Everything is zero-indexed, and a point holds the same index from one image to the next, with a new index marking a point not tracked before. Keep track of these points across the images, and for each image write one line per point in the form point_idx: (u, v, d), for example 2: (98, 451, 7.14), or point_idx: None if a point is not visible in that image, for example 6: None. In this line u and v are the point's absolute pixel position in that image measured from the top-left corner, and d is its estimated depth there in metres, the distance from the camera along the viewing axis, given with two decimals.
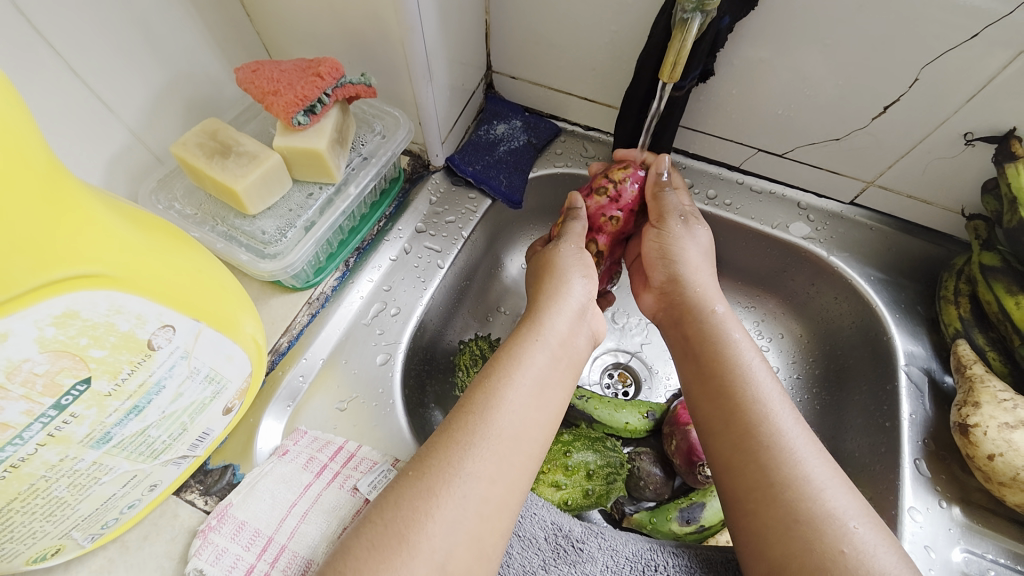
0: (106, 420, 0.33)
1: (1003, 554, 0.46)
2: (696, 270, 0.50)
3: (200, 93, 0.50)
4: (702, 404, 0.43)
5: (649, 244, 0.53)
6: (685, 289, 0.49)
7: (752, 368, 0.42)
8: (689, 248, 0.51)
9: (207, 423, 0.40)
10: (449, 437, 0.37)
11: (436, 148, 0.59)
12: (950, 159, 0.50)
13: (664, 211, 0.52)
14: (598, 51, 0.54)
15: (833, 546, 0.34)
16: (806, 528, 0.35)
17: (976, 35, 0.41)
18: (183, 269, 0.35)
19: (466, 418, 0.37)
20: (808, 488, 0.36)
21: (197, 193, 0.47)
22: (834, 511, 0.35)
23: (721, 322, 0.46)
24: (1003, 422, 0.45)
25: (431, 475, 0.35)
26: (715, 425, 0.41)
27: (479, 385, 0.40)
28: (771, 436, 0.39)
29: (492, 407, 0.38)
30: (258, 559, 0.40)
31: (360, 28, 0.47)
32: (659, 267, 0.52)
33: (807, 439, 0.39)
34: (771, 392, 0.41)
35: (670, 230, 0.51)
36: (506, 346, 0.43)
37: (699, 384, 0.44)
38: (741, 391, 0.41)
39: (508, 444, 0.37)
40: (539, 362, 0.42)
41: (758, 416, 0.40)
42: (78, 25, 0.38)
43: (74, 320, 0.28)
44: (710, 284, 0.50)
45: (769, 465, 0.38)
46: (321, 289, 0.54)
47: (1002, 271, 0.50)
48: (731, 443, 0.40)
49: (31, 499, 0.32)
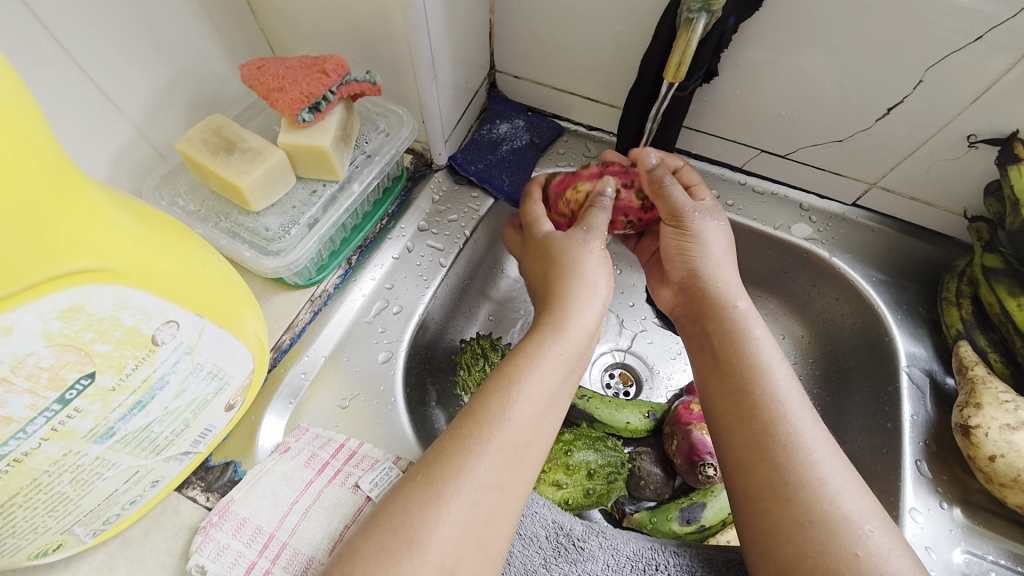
0: (110, 415, 0.33)
1: (1003, 555, 0.46)
2: (718, 265, 0.50)
3: (204, 89, 0.50)
4: (718, 401, 0.43)
5: (666, 242, 0.52)
6: (704, 285, 0.49)
7: (772, 368, 0.42)
8: (711, 244, 0.50)
9: (209, 420, 0.40)
10: (462, 445, 0.36)
11: (439, 147, 0.59)
12: (953, 161, 0.50)
13: (677, 210, 0.49)
14: (602, 50, 0.54)
15: (846, 550, 0.34)
16: (818, 530, 0.35)
17: (979, 38, 0.41)
18: (190, 265, 0.35)
19: (480, 426, 0.37)
20: (822, 490, 0.36)
21: (201, 189, 0.47)
22: (848, 514, 0.36)
23: (742, 318, 0.46)
24: (1005, 423, 0.45)
25: (442, 483, 0.34)
26: (730, 422, 0.41)
27: (495, 394, 0.38)
28: (788, 436, 0.39)
29: (510, 415, 0.37)
30: (260, 556, 0.40)
31: (365, 26, 0.47)
32: (677, 263, 0.51)
33: (824, 440, 0.39)
34: (790, 391, 0.41)
35: (689, 230, 0.49)
36: (517, 353, 0.41)
37: (717, 381, 0.44)
38: (760, 390, 0.41)
39: (517, 454, 0.37)
40: (556, 371, 0.40)
41: (775, 415, 0.40)
42: (83, 21, 0.38)
43: (80, 314, 0.28)
44: (731, 277, 0.49)
45: (786, 466, 0.38)
46: (323, 287, 0.53)
47: (1004, 273, 0.50)
48: (747, 441, 0.40)
49: (34, 494, 0.32)
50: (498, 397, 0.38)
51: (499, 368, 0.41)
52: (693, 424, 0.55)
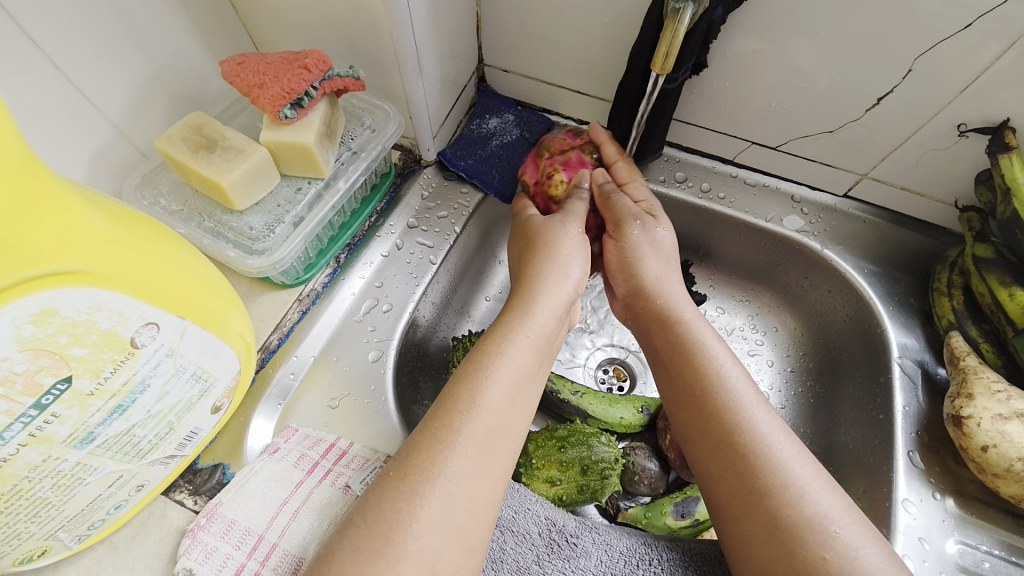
0: (89, 419, 0.32)
1: (997, 545, 0.46)
2: (661, 279, 0.49)
3: (185, 86, 0.49)
4: (677, 413, 0.43)
5: (609, 254, 0.51)
6: (648, 299, 0.49)
7: (726, 376, 0.42)
8: (647, 254, 0.50)
9: (195, 422, 0.40)
10: (432, 435, 0.35)
11: (428, 143, 0.59)
12: (943, 151, 0.50)
13: (619, 218, 0.50)
14: (590, 42, 0.53)
15: (815, 553, 0.34)
16: (787, 535, 0.35)
17: (969, 25, 0.41)
18: (170, 266, 0.34)
19: (449, 416, 0.36)
20: (787, 494, 0.36)
21: (184, 188, 0.47)
22: (814, 516, 0.35)
23: (688, 330, 0.45)
24: (997, 413, 0.45)
25: (413, 476, 0.34)
26: (691, 432, 0.42)
27: (463, 382, 0.38)
28: (747, 443, 0.39)
29: (479, 403, 0.37)
30: (249, 558, 0.39)
31: (348, 20, 0.46)
32: (621, 278, 0.51)
33: (787, 442, 0.39)
34: (744, 397, 0.41)
35: (627, 241, 0.50)
36: (471, 354, 0.40)
37: (674, 394, 0.44)
38: (714, 400, 0.41)
39: (490, 441, 0.36)
40: (525, 353, 0.40)
41: (731, 423, 0.40)
42: (57, 16, 0.37)
43: (53, 318, 0.28)
44: (678, 289, 0.49)
45: (748, 473, 0.38)
46: (311, 286, 0.53)
47: (996, 263, 0.50)
48: (709, 452, 0.40)
49: (14, 500, 0.31)
50: (465, 385, 0.38)
51: (469, 357, 0.40)
52: None
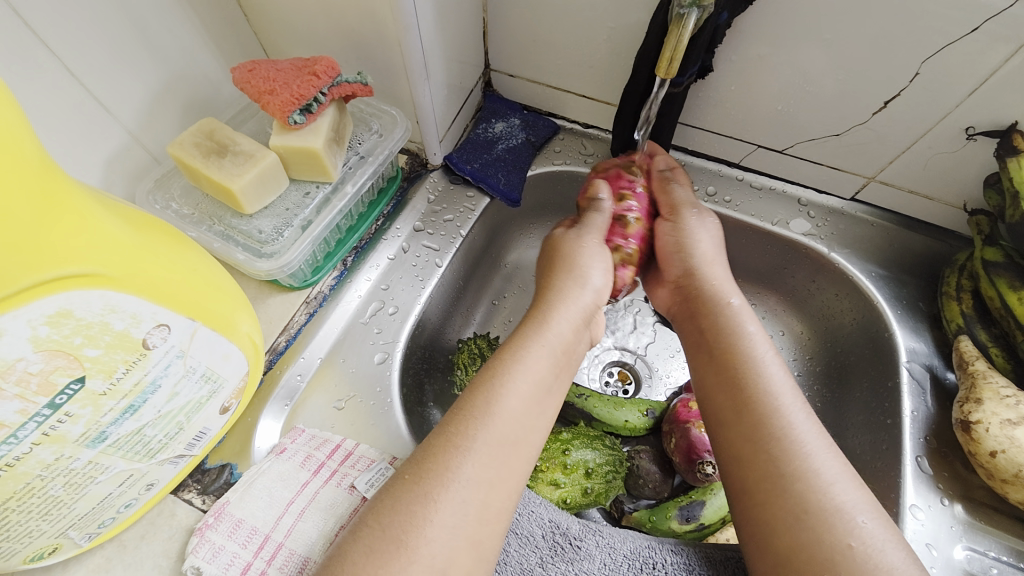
0: (101, 419, 0.33)
1: (1006, 552, 0.46)
2: (711, 263, 0.51)
3: (197, 92, 0.50)
4: (713, 394, 0.43)
5: (663, 237, 0.53)
6: (701, 280, 0.50)
7: (765, 362, 0.42)
8: (703, 238, 0.52)
9: (204, 423, 0.40)
10: (447, 441, 0.36)
11: (434, 147, 0.59)
12: (950, 154, 0.50)
13: (676, 203, 0.53)
14: (596, 47, 0.54)
15: (841, 540, 0.34)
16: (814, 520, 0.35)
17: (976, 28, 0.40)
18: (181, 269, 0.35)
19: (468, 423, 0.37)
20: (818, 481, 0.36)
21: (195, 192, 0.48)
22: (843, 505, 0.35)
23: (736, 314, 0.46)
24: (1006, 419, 0.45)
25: (432, 481, 0.34)
26: (726, 415, 0.41)
27: (480, 389, 0.38)
28: (783, 427, 0.39)
29: (495, 410, 0.37)
30: (255, 557, 0.40)
31: (357, 26, 0.47)
32: (676, 261, 0.52)
33: (818, 432, 0.39)
34: (782, 383, 0.41)
35: (684, 224, 0.52)
36: (501, 351, 0.41)
37: (714, 374, 0.44)
38: (754, 383, 0.41)
39: (506, 450, 0.37)
40: (541, 361, 0.41)
41: (770, 407, 0.40)
42: (74, 25, 0.38)
43: (68, 320, 0.28)
44: (725, 278, 0.50)
45: (782, 457, 0.38)
46: (318, 289, 0.54)
47: (1005, 267, 0.49)
48: (743, 434, 0.40)
49: (28, 498, 0.32)
50: (485, 391, 0.38)
51: (486, 365, 0.41)
52: (691, 422, 0.54)
